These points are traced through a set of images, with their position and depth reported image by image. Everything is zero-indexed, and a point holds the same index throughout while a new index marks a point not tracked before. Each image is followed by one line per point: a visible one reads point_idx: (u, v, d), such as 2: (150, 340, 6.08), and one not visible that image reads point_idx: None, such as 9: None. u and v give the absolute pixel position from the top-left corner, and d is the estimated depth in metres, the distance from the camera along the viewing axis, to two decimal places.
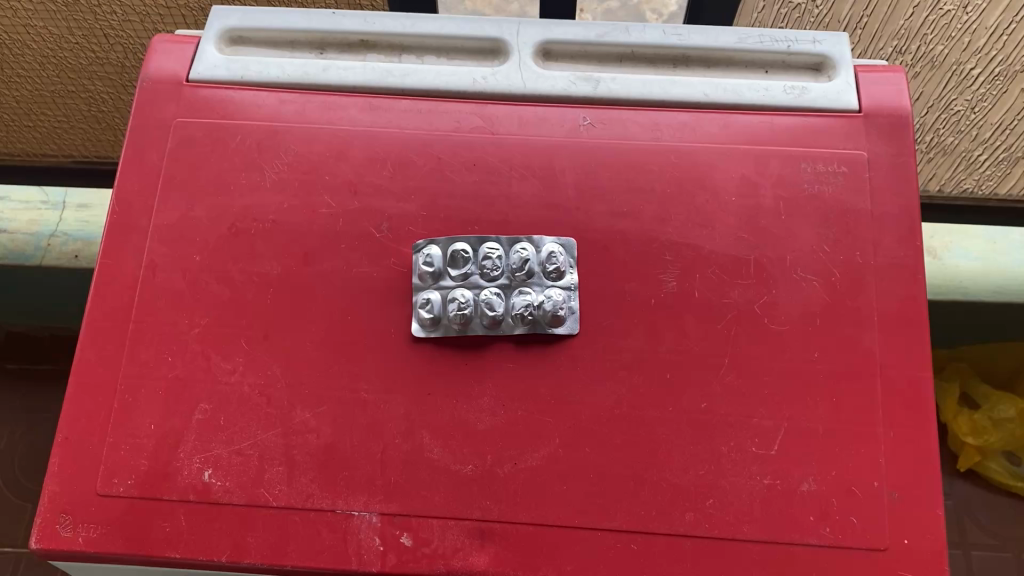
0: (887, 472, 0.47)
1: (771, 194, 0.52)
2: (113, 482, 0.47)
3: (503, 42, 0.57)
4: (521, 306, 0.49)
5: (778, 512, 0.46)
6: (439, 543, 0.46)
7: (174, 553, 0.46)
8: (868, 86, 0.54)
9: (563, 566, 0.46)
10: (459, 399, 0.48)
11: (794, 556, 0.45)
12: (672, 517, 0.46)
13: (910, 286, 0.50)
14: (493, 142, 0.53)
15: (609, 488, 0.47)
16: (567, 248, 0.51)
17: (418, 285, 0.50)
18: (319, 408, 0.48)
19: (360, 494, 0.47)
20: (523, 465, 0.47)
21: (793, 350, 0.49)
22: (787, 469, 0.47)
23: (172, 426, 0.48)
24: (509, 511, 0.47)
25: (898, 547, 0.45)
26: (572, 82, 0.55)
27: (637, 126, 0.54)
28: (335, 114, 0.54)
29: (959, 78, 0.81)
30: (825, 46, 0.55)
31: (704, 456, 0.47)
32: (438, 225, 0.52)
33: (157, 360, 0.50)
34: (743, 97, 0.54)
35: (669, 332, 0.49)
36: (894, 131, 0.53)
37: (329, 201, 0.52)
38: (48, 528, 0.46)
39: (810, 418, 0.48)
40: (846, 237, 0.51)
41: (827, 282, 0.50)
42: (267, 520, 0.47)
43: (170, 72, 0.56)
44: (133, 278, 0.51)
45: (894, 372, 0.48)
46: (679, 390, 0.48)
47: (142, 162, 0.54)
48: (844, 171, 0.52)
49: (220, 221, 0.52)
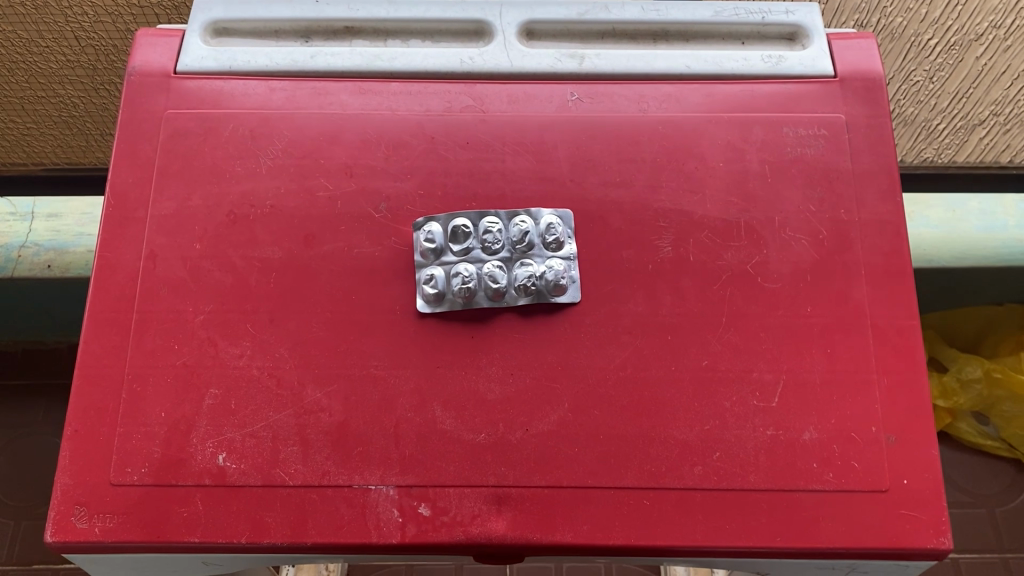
0: (884, 417, 0.49)
1: (757, 158, 0.54)
2: (127, 471, 0.48)
3: (487, 23, 0.58)
4: (524, 277, 0.50)
5: (784, 461, 0.48)
6: (457, 511, 0.47)
7: (193, 538, 0.46)
8: (841, 53, 0.57)
9: (580, 526, 0.47)
10: (469, 370, 0.49)
11: (802, 502, 0.47)
12: (681, 471, 0.48)
13: (894, 240, 0.52)
14: (485, 120, 0.55)
15: (620, 448, 0.48)
16: (564, 220, 0.52)
17: (420, 263, 0.51)
18: (331, 386, 0.49)
19: (376, 468, 0.48)
20: (535, 430, 0.48)
21: (786, 306, 0.51)
22: (788, 420, 0.48)
23: (183, 413, 0.49)
24: (524, 475, 0.48)
25: (899, 488, 0.47)
26: (559, 59, 0.56)
27: (624, 99, 0.55)
28: (326, 99, 0.55)
29: (918, 49, 0.86)
30: (797, 17, 0.58)
31: (708, 412, 0.49)
32: (436, 203, 0.53)
33: (163, 349, 0.50)
34: (723, 67, 0.56)
35: (668, 295, 0.51)
36: (869, 94, 0.55)
37: (326, 183, 0.53)
38: (63, 521, 0.46)
39: (807, 369, 0.49)
40: (830, 196, 0.53)
41: (815, 240, 0.52)
42: (285, 499, 0.47)
43: (157, 65, 0.56)
44: (133, 269, 0.51)
45: (884, 322, 0.50)
46: (680, 350, 0.50)
47: (135, 155, 0.54)
48: (824, 134, 0.54)
49: (218, 209, 0.53)
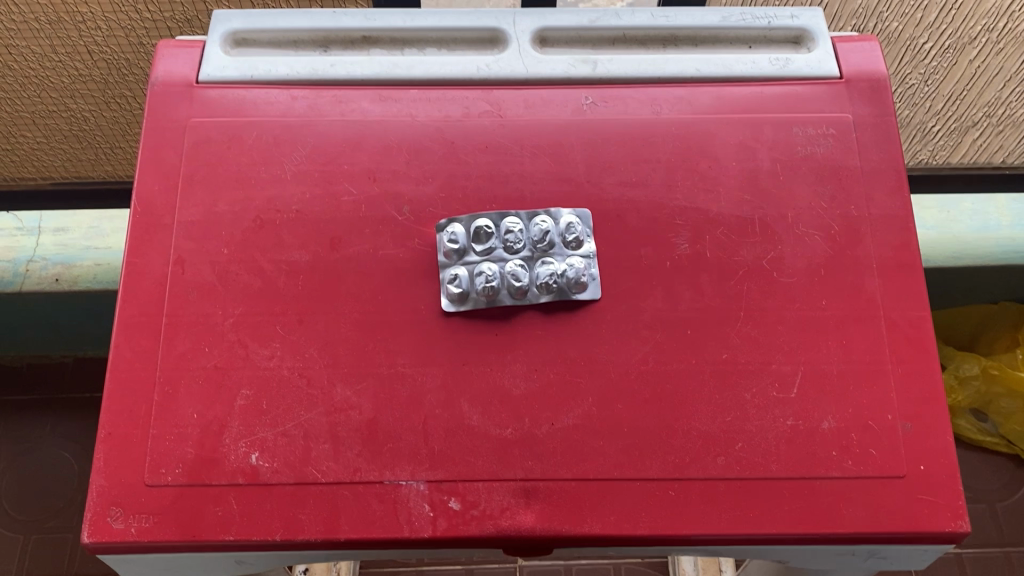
0: (900, 405, 0.50)
1: (768, 157, 0.56)
2: (161, 472, 0.48)
3: (501, 31, 0.59)
4: (546, 275, 0.52)
5: (805, 450, 0.49)
6: (487, 504, 0.47)
7: (228, 536, 0.47)
8: (846, 55, 0.59)
9: (608, 516, 0.47)
10: (494, 366, 0.51)
11: (824, 489, 0.48)
12: (705, 461, 0.49)
13: (902, 234, 0.54)
14: (503, 124, 0.56)
15: (643, 440, 0.49)
16: (583, 219, 0.54)
17: (444, 263, 0.52)
18: (360, 385, 0.50)
19: (406, 464, 0.48)
20: (560, 424, 0.49)
21: (801, 299, 0.52)
22: (808, 409, 0.50)
23: (215, 414, 0.49)
24: (551, 468, 0.48)
25: (916, 473, 0.49)
26: (573, 65, 0.58)
27: (637, 102, 0.57)
28: (347, 106, 0.56)
29: (914, 53, 0.89)
30: (802, 21, 0.60)
31: (729, 403, 0.50)
32: (458, 205, 0.54)
33: (194, 352, 0.51)
34: (733, 70, 0.58)
35: (686, 291, 0.52)
36: (874, 94, 0.57)
37: (349, 188, 0.54)
38: (99, 522, 0.47)
39: (823, 360, 0.51)
40: (840, 193, 0.55)
41: (827, 236, 0.54)
42: (317, 496, 0.48)
43: (180, 75, 0.57)
44: (162, 274, 0.52)
45: (896, 314, 0.52)
46: (700, 344, 0.51)
47: (160, 163, 0.55)
48: (832, 133, 0.56)
49: (245, 214, 0.54)
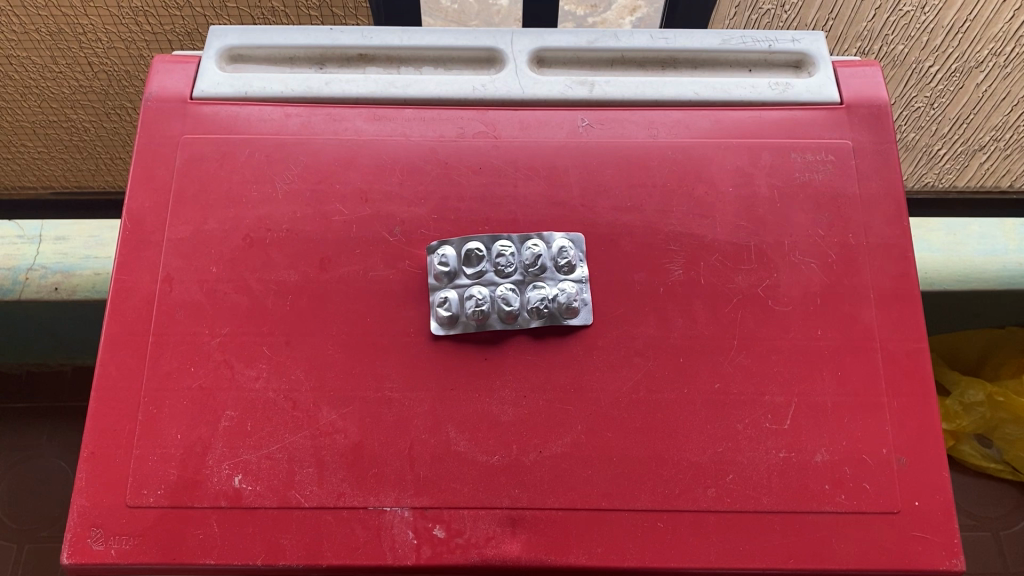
0: (895, 439, 0.49)
1: (766, 183, 0.55)
2: (143, 493, 0.48)
3: (498, 51, 0.59)
4: (537, 300, 0.51)
5: (797, 483, 0.48)
6: (472, 532, 0.47)
7: (209, 560, 0.46)
8: (847, 80, 0.58)
9: (594, 548, 0.47)
10: (482, 392, 0.50)
11: (815, 524, 0.47)
12: (695, 493, 0.48)
13: (900, 264, 0.53)
14: (498, 146, 0.55)
15: (633, 470, 0.48)
16: (576, 243, 0.53)
17: (434, 286, 0.52)
18: (346, 408, 0.49)
19: (391, 490, 0.48)
20: (548, 452, 0.49)
21: (797, 328, 0.51)
22: (801, 442, 0.49)
23: (199, 435, 0.49)
24: (538, 497, 0.48)
25: (910, 509, 0.48)
26: (569, 86, 0.58)
27: (633, 125, 0.56)
28: (341, 125, 0.56)
29: (919, 76, 0.89)
30: (803, 44, 0.59)
31: (721, 433, 0.49)
32: (450, 227, 0.53)
33: (179, 371, 0.50)
34: (732, 94, 0.57)
35: (679, 318, 0.52)
36: (875, 121, 0.56)
37: (341, 208, 0.54)
38: (79, 543, 0.46)
39: (818, 391, 0.50)
40: (838, 221, 0.54)
41: (824, 264, 0.53)
42: (301, 521, 0.47)
43: (174, 91, 0.57)
44: (150, 291, 0.52)
45: (892, 345, 0.51)
46: (692, 372, 0.50)
47: (151, 179, 0.54)
48: (831, 159, 0.55)
49: (234, 232, 0.53)
